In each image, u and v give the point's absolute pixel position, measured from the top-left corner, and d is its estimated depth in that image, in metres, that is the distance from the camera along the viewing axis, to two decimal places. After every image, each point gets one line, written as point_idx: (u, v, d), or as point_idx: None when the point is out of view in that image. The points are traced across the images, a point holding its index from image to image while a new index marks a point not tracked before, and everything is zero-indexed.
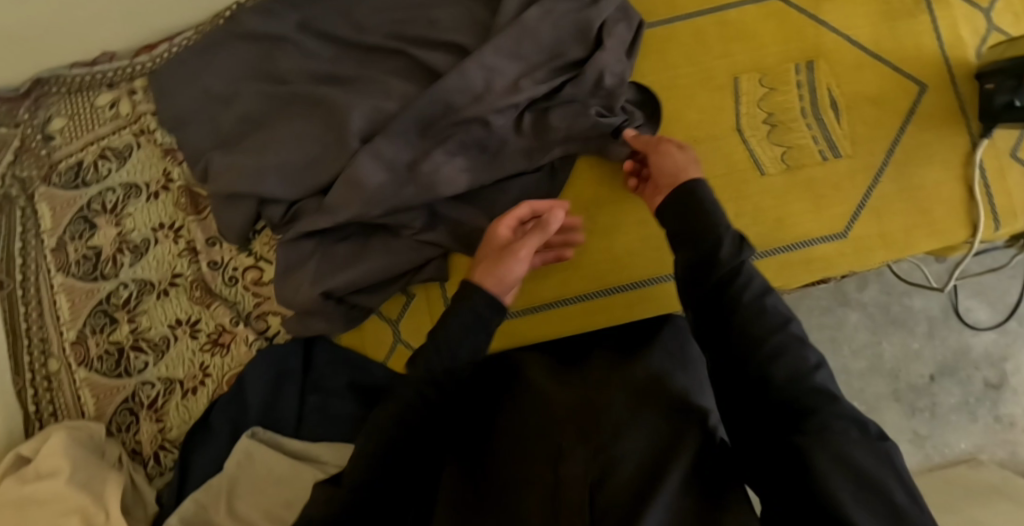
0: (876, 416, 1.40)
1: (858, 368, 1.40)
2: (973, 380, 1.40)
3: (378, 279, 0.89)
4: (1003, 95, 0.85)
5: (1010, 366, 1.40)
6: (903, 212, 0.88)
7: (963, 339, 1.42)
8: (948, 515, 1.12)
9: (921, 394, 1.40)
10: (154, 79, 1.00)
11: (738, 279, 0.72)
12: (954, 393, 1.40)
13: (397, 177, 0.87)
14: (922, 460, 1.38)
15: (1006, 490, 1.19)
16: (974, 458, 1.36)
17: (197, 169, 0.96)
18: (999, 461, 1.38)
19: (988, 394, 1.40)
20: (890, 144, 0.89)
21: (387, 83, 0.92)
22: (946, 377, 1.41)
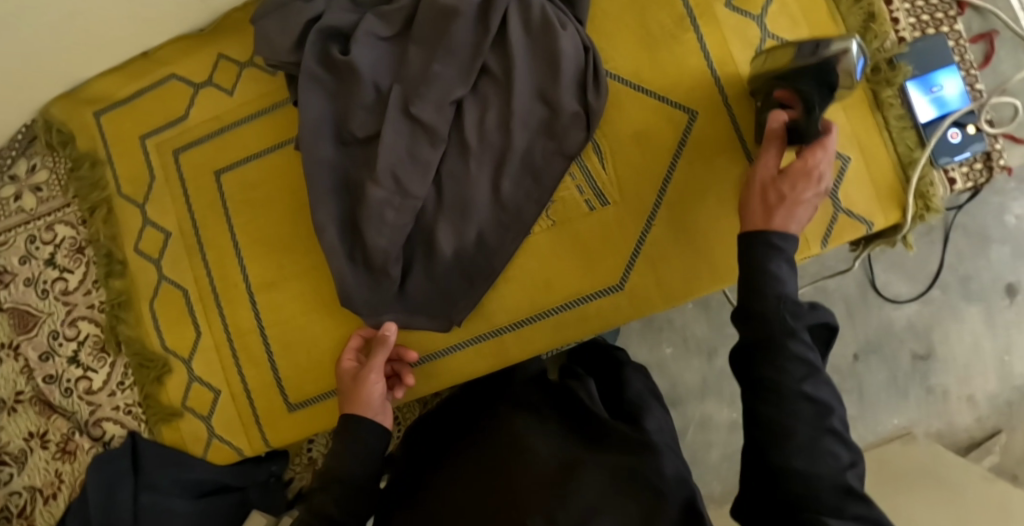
0: None
1: None
2: (899, 355, 1.23)
3: (410, 172, 0.82)
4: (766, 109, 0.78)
5: (937, 336, 1.22)
6: (682, 255, 0.84)
7: (884, 316, 1.23)
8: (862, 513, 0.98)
9: (846, 376, 1.23)
10: (315, 193, 0.84)
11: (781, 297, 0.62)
12: (880, 372, 1.23)
13: (425, 132, 0.82)
14: (854, 445, 1.23)
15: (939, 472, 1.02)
16: (908, 434, 1.20)
17: (409, 183, 0.82)
18: (935, 433, 1.22)
19: (918, 368, 1.22)
20: (659, 185, 0.83)
21: (407, 181, 0.82)
22: (870, 355, 1.23)
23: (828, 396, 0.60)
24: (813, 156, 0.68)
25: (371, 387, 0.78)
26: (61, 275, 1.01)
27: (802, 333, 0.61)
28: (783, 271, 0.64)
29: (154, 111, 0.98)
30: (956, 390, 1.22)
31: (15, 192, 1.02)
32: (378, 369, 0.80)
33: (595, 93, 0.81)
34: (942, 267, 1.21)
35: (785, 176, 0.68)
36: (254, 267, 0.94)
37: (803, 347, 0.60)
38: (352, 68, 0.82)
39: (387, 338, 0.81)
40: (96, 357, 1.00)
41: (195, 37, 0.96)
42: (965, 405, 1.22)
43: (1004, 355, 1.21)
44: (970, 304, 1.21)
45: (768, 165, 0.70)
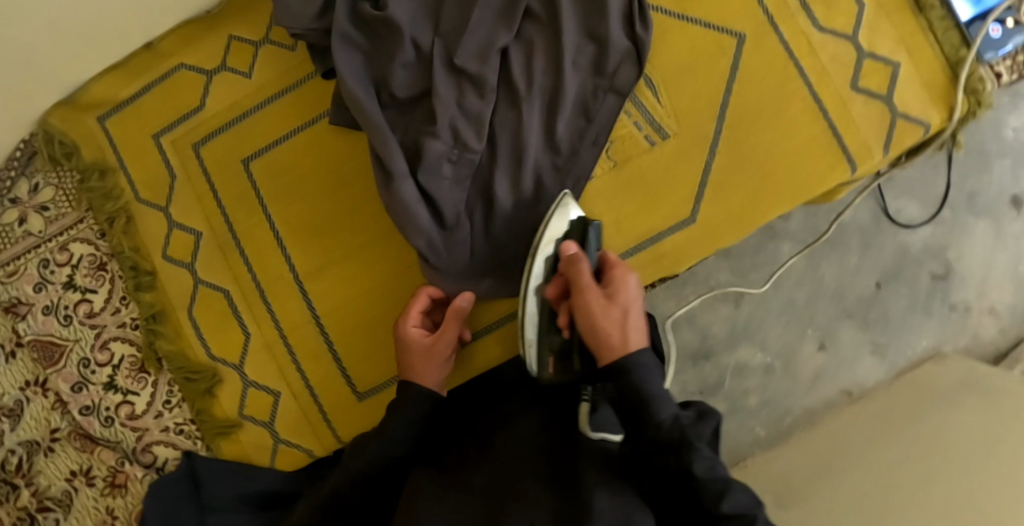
0: (832, 341, 1.25)
1: (800, 298, 1.24)
2: (918, 278, 1.25)
3: (463, 125, 0.81)
4: (572, 233, 0.78)
5: (953, 255, 1.25)
6: (749, 181, 0.82)
7: (898, 241, 1.24)
8: (918, 426, 0.99)
9: (871, 305, 1.24)
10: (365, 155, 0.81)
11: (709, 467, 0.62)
12: (903, 295, 1.24)
13: (473, 82, 0.80)
14: (888, 370, 1.24)
15: (973, 380, 1.06)
16: (938, 353, 1.23)
17: (462, 136, 0.81)
18: (964, 349, 1.25)
19: (938, 287, 1.25)
20: (718, 112, 0.82)
21: (460, 133, 0.81)
22: (892, 282, 1.25)
23: (748, 501, 0.61)
24: (633, 316, 0.73)
25: (440, 363, 0.80)
26: (84, 297, 0.94)
27: (699, 442, 0.64)
28: (654, 385, 0.68)
29: (166, 106, 0.91)
30: (977, 304, 1.25)
31: (19, 216, 0.94)
32: (451, 342, 0.81)
33: (542, 251, 0.78)
34: (949, 186, 1.24)
35: (609, 311, 0.73)
36: (299, 255, 0.88)
37: (706, 459, 0.63)
38: (389, 24, 0.80)
39: (463, 310, 0.81)
40: (133, 379, 0.93)
41: (200, 22, 0.90)
42: (988, 318, 1.25)
43: (1018, 265, 1.25)
44: (979, 220, 1.25)
45: (586, 288, 0.74)
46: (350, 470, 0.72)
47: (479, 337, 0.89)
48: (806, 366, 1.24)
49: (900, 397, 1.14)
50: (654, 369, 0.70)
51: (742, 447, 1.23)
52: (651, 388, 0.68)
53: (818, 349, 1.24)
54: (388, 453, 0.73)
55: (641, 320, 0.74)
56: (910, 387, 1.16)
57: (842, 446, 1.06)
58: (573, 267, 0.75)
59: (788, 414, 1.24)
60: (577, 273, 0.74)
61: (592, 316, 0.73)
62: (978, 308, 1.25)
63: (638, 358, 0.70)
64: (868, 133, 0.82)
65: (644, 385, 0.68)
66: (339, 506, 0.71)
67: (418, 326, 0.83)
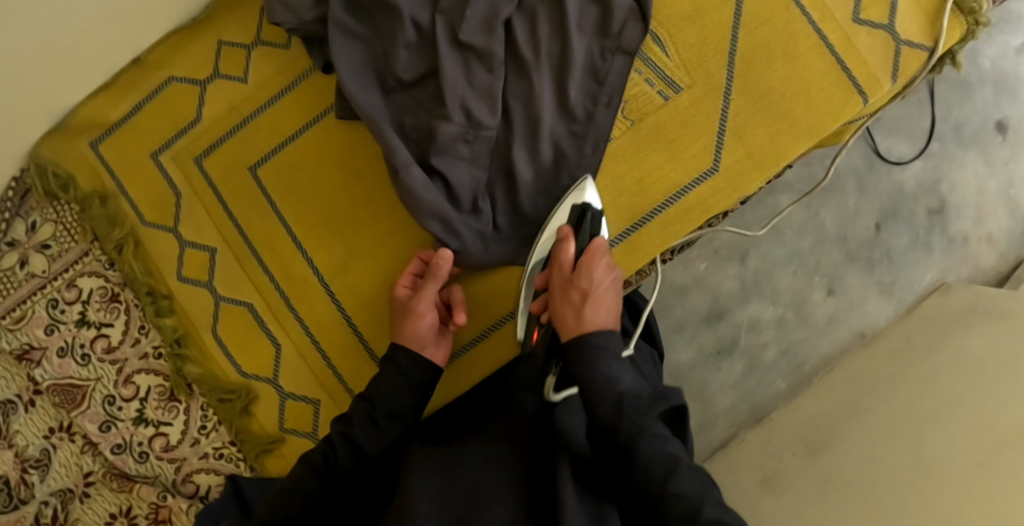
0: (840, 284, 1.24)
1: (805, 246, 1.23)
2: (916, 214, 1.24)
3: (476, 100, 0.79)
4: (569, 219, 0.78)
5: (946, 186, 1.25)
6: (765, 123, 0.82)
7: (894, 180, 1.24)
8: (937, 357, 1.00)
9: (873, 246, 1.24)
10: (378, 141, 0.78)
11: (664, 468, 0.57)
12: (903, 234, 1.24)
13: (480, 56, 0.78)
14: (898, 308, 1.24)
15: (983, 304, 1.07)
16: (944, 285, 1.22)
17: (476, 111, 0.78)
18: (968, 279, 1.25)
19: (935, 221, 1.25)
20: (727, 59, 0.82)
21: (472, 109, 0.78)
22: (892, 221, 1.24)
23: (699, 485, 0.58)
24: (599, 301, 0.72)
25: (420, 317, 0.77)
26: (100, 332, 0.91)
27: (652, 428, 0.61)
28: (612, 368, 0.67)
29: (162, 122, 0.88)
30: (975, 233, 1.25)
31: (19, 258, 0.90)
32: (429, 303, 0.78)
33: (547, 236, 0.80)
34: (935, 120, 1.24)
35: (573, 291, 0.73)
36: (321, 256, 0.86)
37: (656, 441, 0.60)
38: (387, 5, 0.77)
39: (441, 268, 0.78)
40: (163, 409, 0.90)
41: (186, 30, 0.87)
42: (986, 246, 1.25)
43: (1009, 190, 1.25)
44: (967, 150, 1.25)
45: (563, 269, 0.76)
46: (332, 435, 0.69)
47: (508, 320, 0.85)
48: (818, 312, 1.24)
49: (915, 331, 1.15)
50: (614, 353, 0.69)
51: (764, 400, 1.23)
52: (601, 367, 0.67)
53: (827, 295, 1.24)
54: (371, 414, 0.70)
55: (610, 304, 0.73)
56: (922, 320, 1.16)
57: (870, 385, 1.07)
58: (558, 249, 0.77)
59: (807, 362, 1.23)
60: (561, 256, 0.76)
61: (561, 293, 0.74)
62: (977, 238, 1.25)
63: (589, 336, 0.70)
64: (875, 63, 0.82)
65: (594, 363, 0.68)
66: (328, 472, 0.66)
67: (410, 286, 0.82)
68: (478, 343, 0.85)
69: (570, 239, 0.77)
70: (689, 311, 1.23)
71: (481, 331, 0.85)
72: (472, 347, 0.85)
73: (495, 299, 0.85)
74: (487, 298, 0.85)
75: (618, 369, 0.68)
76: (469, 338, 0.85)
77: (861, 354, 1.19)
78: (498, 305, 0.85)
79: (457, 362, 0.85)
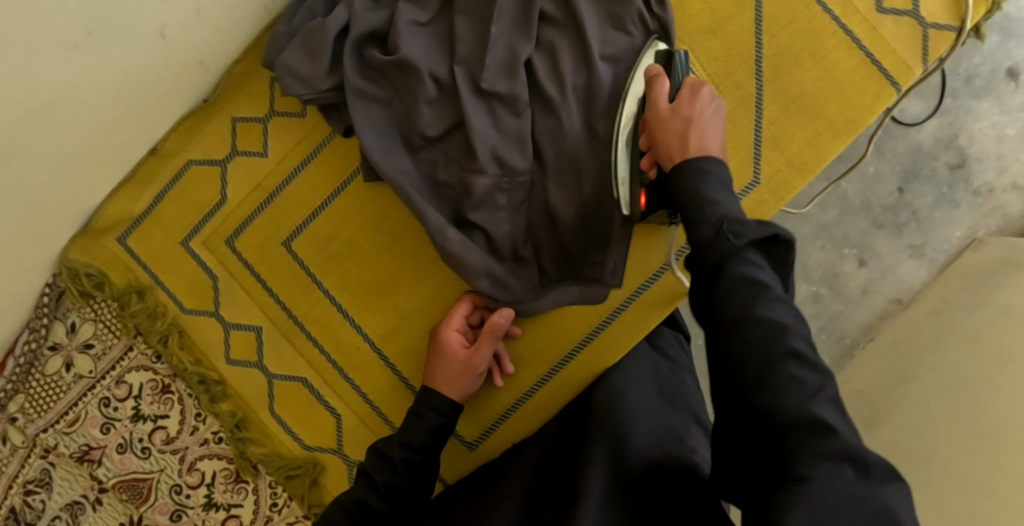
0: (870, 253, 1.20)
1: (831, 220, 1.20)
2: (938, 172, 1.19)
3: (507, 145, 0.77)
4: (657, 62, 0.74)
5: (965, 139, 1.19)
6: (799, 126, 0.80)
7: (911, 140, 1.19)
8: (976, 317, 0.98)
9: (898, 210, 1.19)
10: (410, 203, 0.76)
11: (746, 291, 0.52)
12: (927, 192, 1.19)
13: (505, 98, 0.76)
14: (931, 269, 1.19)
15: (1017, 258, 1.04)
16: (975, 240, 1.17)
17: (508, 156, 0.76)
18: (997, 231, 1.19)
19: (958, 176, 1.19)
20: (753, 67, 0.81)
21: (504, 155, 0.76)
22: (914, 182, 1.19)
23: (790, 316, 0.52)
24: (703, 122, 0.66)
25: (470, 372, 0.79)
26: (157, 425, 0.90)
27: (747, 252, 0.54)
28: (719, 194, 0.60)
29: (187, 209, 0.87)
30: (999, 182, 1.19)
31: (64, 361, 0.90)
32: (484, 361, 0.79)
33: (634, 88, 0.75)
34: (945, 76, 1.18)
35: (673, 119, 0.68)
36: (369, 323, 0.85)
37: (748, 266, 0.53)
38: (404, 64, 0.75)
39: (500, 328, 0.78)
40: (230, 491, 0.90)
41: (198, 112, 0.86)
42: (1013, 194, 1.18)
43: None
44: (981, 101, 1.18)
45: (661, 102, 0.70)
46: (375, 480, 0.74)
47: (571, 359, 0.83)
48: (851, 283, 1.20)
49: (950, 292, 1.12)
50: (720, 177, 0.62)
51: None
52: (706, 191, 0.60)
53: (858, 266, 1.20)
54: (406, 459, 0.75)
55: (715, 131, 0.67)
56: (957, 279, 1.14)
57: (915, 351, 1.06)
58: (652, 86, 0.71)
59: (847, 334, 1.20)
60: (654, 91, 0.71)
61: (662, 125, 0.68)
62: (1002, 187, 1.19)
63: (699, 161, 0.63)
64: (903, 50, 0.79)
65: (699, 186, 0.61)
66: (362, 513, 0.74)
67: (460, 330, 0.81)
68: (541, 386, 0.84)
69: (663, 75, 0.71)
70: None
71: (543, 374, 0.84)
72: (535, 391, 0.84)
73: (550, 339, 0.83)
74: (544, 340, 0.83)
75: (724, 197, 0.60)
76: (531, 381, 0.84)
77: (901, 322, 1.16)
78: (556, 346, 0.83)
79: (521, 407, 0.84)
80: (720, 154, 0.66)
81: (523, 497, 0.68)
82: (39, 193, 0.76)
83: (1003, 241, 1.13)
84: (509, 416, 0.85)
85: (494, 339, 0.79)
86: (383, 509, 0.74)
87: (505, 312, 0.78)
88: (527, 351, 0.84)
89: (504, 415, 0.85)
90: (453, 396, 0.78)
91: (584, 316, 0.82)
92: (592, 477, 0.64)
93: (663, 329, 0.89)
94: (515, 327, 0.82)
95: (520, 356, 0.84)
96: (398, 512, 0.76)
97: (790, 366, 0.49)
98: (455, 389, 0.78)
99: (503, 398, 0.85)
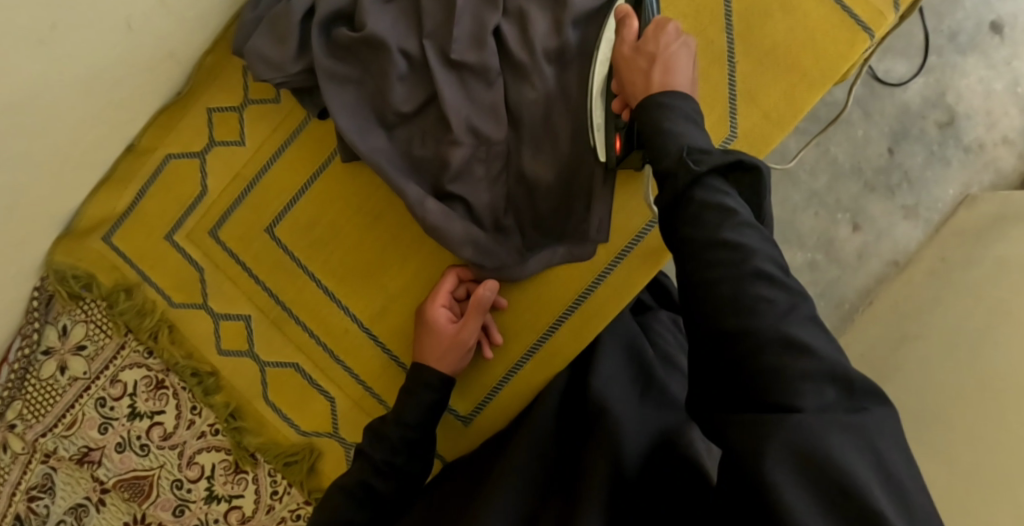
0: (864, 216, 1.19)
1: (822, 185, 1.19)
2: (928, 131, 1.18)
3: (480, 115, 0.77)
4: (628, 1, 0.74)
5: (952, 97, 1.18)
6: (774, 81, 0.80)
7: (898, 100, 1.18)
8: (974, 272, 0.98)
9: (890, 171, 1.19)
10: (388, 179, 0.77)
11: (691, 207, 0.54)
12: (918, 151, 1.18)
13: (475, 68, 0.76)
14: (926, 229, 1.18)
15: (1013, 211, 1.03)
16: (970, 198, 1.16)
17: (482, 126, 0.76)
18: (990, 188, 1.18)
19: (947, 134, 1.18)
20: (723, 24, 0.80)
21: (478, 126, 0.76)
22: (903, 141, 1.18)
23: (756, 239, 0.52)
24: (668, 60, 0.66)
25: (460, 347, 0.78)
26: (154, 421, 0.90)
27: (709, 181, 0.54)
28: (681, 126, 0.60)
29: (169, 203, 0.87)
30: (989, 138, 1.18)
31: (59, 364, 0.90)
32: (473, 335, 0.79)
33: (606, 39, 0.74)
34: (928, 33, 1.17)
35: (638, 58, 0.68)
36: (356, 305, 0.85)
37: (713, 193, 0.54)
38: (372, 41, 0.76)
39: (487, 299, 0.78)
40: (231, 483, 0.90)
41: (174, 106, 0.87)
42: (1004, 149, 1.18)
43: (1015, 89, 1.17)
44: (966, 57, 1.17)
45: (626, 42, 0.71)
46: (375, 460, 0.74)
47: (558, 326, 0.83)
48: (847, 248, 1.19)
49: (948, 249, 1.11)
50: (686, 110, 0.62)
51: None
52: (666, 123, 0.61)
53: (853, 230, 1.19)
54: (405, 437, 0.75)
55: (681, 62, 0.67)
56: (954, 236, 1.13)
57: (916, 309, 1.05)
58: (620, 29, 0.72)
59: (846, 300, 1.19)
60: (622, 33, 0.71)
61: (626, 64, 0.69)
62: (992, 143, 1.18)
63: (657, 95, 0.63)
64: None
65: None
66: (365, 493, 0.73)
67: (447, 305, 0.81)
68: (533, 356, 0.84)
69: (631, 16, 0.72)
70: None
71: (532, 344, 0.84)
72: (527, 362, 0.84)
73: (537, 308, 0.83)
74: (533, 310, 0.83)
75: None
76: (521, 354, 0.84)
77: (899, 283, 1.15)
78: (543, 316, 0.83)
79: (513, 379, 0.84)
80: (688, 85, 0.66)
81: (524, 489, 0.65)
82: (21, 192, 0.76)
83: (998, 196, 1.12)
84: (501, 390, 0.85)
85: (482, 312, 0.79)
86: (388, 489, 0.74)
87: (490, 283, 0.79)
88: (516, 323, 0.84)
89: (497, 390, 0.85)
90: (447, 372, 0.78)
91: (570, 281, 0.82)
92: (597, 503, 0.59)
93: (657, 310, 0.91)
94: (500, 298, 0.82)
95: (509, 330, 0.84)
96: (402, 490, 0.76)
97: (752, 283, 0.49)
98: (447, 364, 0.78)
99: (494, 370, 0.85)
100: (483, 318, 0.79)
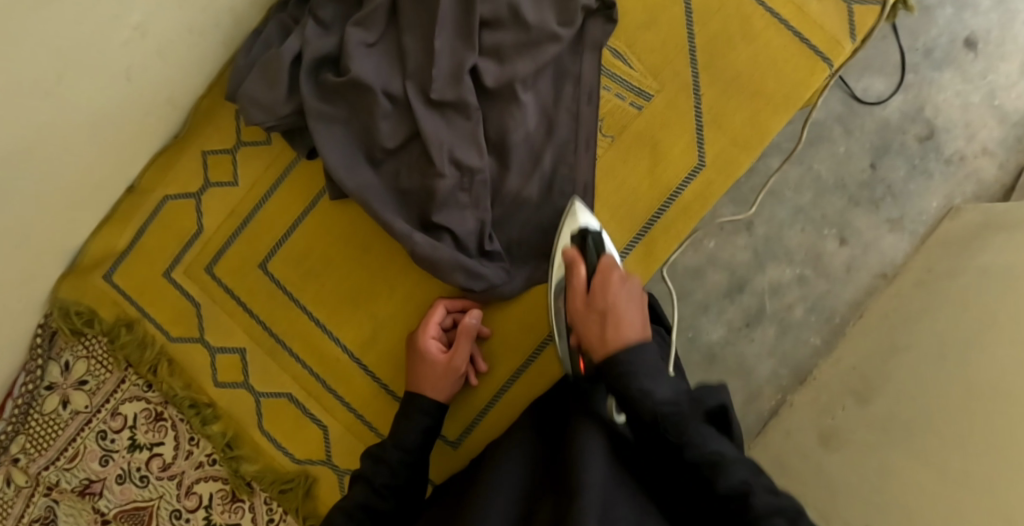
0: (850, 231, 1.21)
1: (807, 202, 1.21)
2: (909, 145, 1.21)
3: (463, 147, 0.80)
4: None
5: (931, 111, 1.21)
6: (739, 108, 0.83)
7: (878, 116, 1.21)
8: (959, 283, 1.00)
9: (874, 186, 1.21)
10: (378, 213, 0.80)
11: None
12: (900, 166, 1.21)
13: (455, 103, 0.80)
14: (912, 241, 1.20)
15: (996, 220, 1.05)
16: (954, 209, 1.18)
17: (465, 156, 0.80)
18: (972, 198, 1.20)
19: (928, 147, 1.21)
20: (689, 55, 0.84)
21: (461, 157, 0.80)
22: (885, 157, 1.21)
23: None
24: None
25: (450, 374, 0.82)
26: (153, 452, 0.93)
27: None
28: None
29: (167, 241, 0.91)
30: (969, 149, 1.20)
31: (61, 399, 0.93)
32: (464, 361, 0.82)
33: None
34: (903, 51, 1.21)
35: None
36: (348, 333, 0.88)
37: None
38: (358, 83, 0.79)
39: (473, 328, 0.83)
40: (228, 511, 0.92)
41: (170, 149, 0.91)
42: (985, 158, 1.20)
43: (992, 101, 1.20)
44: (942, 72, 1.21)
45: None
46: (375, 483, 0.74)
47: (539, 351, 0.86)
48: (835, 262, 1.21)
49: (935, 260, 1.13)
50: None
51: (807, 358, 1.20)
52: None
53: (840, 245, 1.21)
54: (402, 460, 0.76)
55: None
56: (940, 247, 1.15)
57: (906, 319, 1.06)
58: None
59: (836, 314, 1.20)
60: None
61: None
62: (971, 155, 1.21)
63: None
64: (831, 26, 0.83)
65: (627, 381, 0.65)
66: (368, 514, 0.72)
67: (436, 336, 0.84)
68: (518, 378, 0.87)
69: None
70: (709, 291, 1.21)
71: (515, 369, 0.87)
72: (512, 383, 0.87)
73: (520, 331, 0.86)
74: (516, 333, 0.86)
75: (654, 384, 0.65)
76: (506, 377, 0.87)
77: (888, 294, 1.17)
78: (526, 339, 0.86)
79: (500, 401, 0.87)
80: None
81: (518, 497, 0.63)
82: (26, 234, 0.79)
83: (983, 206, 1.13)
84: (488, 412, 0.87)
85: (468, 342, 0.83)
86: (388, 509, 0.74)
87: (474, 314, 0.83)
88: (500, 347, 0.86)
89: (484, 412, 0.87)
90: (441, 398, 0.81)
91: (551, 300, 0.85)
92: (593, 471, 0.58)
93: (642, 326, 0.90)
94: (485, 330, 0.86)
95: (494, 354, 0.87)
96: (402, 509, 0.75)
97: None
98: (440, 390, 0.81)
99: (480, 395, 0.87)
100: (471, 347, 0.83)
